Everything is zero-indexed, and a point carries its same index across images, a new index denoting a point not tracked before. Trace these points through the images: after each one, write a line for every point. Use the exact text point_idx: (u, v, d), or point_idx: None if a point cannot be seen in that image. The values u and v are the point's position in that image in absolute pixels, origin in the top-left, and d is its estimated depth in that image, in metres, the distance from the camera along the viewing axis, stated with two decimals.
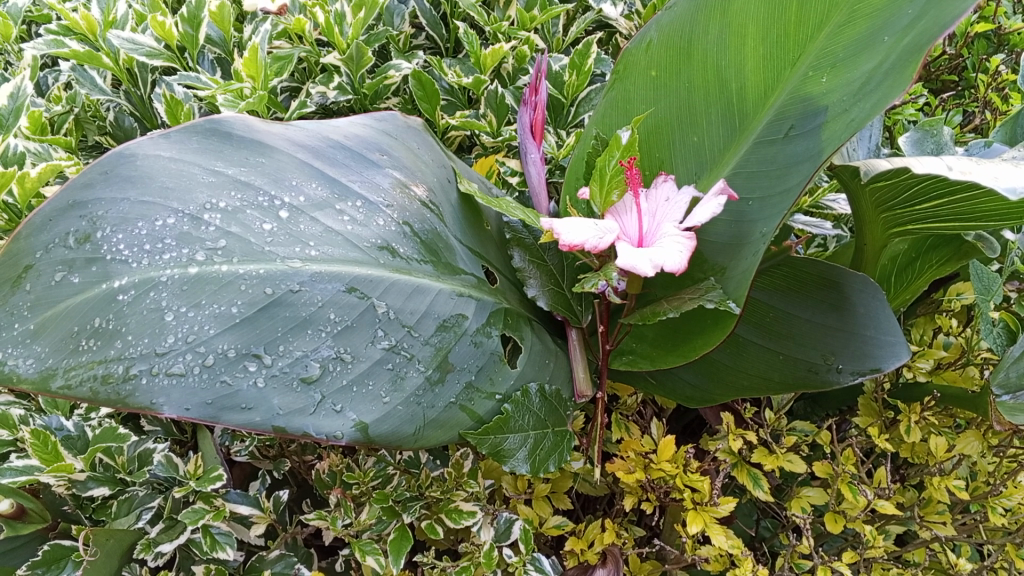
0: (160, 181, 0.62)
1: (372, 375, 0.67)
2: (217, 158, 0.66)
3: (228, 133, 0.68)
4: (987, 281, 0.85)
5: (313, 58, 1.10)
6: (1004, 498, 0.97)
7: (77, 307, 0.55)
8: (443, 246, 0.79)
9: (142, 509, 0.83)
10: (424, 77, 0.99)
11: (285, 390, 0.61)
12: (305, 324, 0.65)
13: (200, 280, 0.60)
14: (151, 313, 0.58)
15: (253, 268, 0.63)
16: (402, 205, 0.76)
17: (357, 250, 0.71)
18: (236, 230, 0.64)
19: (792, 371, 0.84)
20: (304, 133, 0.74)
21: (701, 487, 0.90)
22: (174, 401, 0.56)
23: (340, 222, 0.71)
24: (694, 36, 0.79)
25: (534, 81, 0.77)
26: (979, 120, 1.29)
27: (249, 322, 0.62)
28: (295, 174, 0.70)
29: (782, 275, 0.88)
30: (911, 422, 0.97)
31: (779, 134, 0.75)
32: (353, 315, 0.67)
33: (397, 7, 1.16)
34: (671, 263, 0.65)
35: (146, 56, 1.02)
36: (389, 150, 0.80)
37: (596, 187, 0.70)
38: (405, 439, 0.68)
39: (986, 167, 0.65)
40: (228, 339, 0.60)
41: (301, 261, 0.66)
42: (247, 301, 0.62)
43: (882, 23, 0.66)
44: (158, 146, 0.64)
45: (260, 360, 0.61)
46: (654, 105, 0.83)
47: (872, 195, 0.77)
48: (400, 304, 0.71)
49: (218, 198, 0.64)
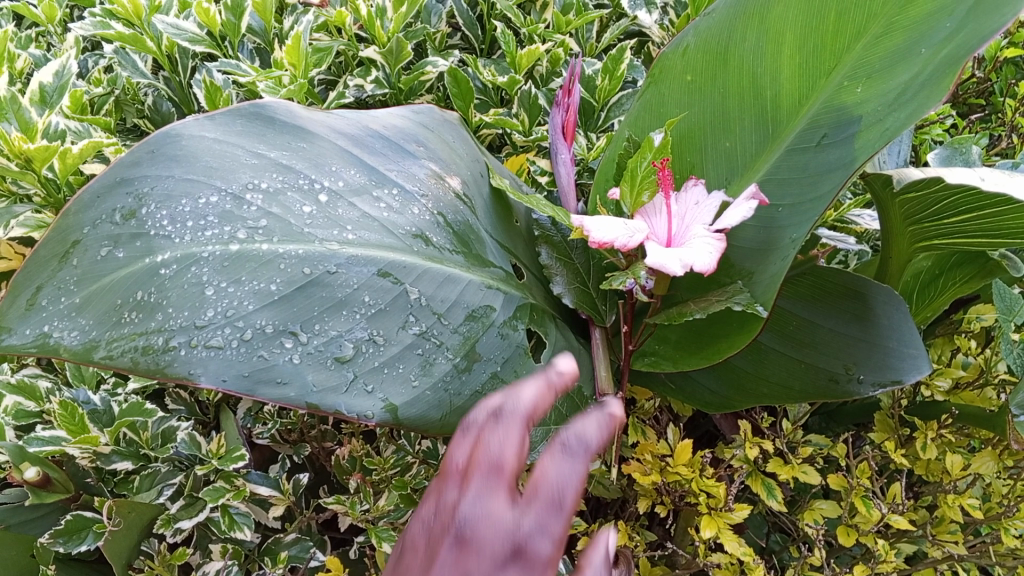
0: (205, 161, 0.64)
1: (402, 360, 0.67)
2: (260, 141, 0.68)
3: (272, 117, 0.70)
4: (1010, 301, 0.85)
5: (351, 51, 1.11)
6: (1017, 519, 0.97)
7: (121, 281, 0.56)
8: (474, 238, 0.81)
9: (164, 484, 0.84)
10: (459, 75, 1.00)
11: (319, 367, 0.62)
12: (340, 305, 0.66)
13: (241, 257, 0.61)
14: (192, 288, 0.59)
15: (293, 248, 0.64)
16: (437, 196, 0.78)
17: (392, 236, 0.72)
18: (276, 211, 0.65)
19: (812, 380, 0.85)
20: (345, 121, 0.76)
21: (716, 493, 0.91)
22: (212, 372, 0.56)
23: (376, 208, 0.73)
24: (731, 42, 0.80)
25: (566, 83, 0.79)
26: (1005, 144, 1.29)
27: (287, 299, 0.63)
28: (335, 160, 0.72)
29: (808, 284, 0.88)
30: (927, 439, 0.98)
31: (812, 143, 0.76)
32: (386, 299, 0.69)
33: (435, 5, 1.18)
34: (699, 263, 0.65)
35: (189, 42, 1.03)
36: (425, 142, 0.82)
37: (626, 187, 0.70)
38: (431, 425, 0.68)
39: (1018, 182, 0.65)
40: (266, 315, 0.61)
41: (338, 244, 0.67)
42: (286, 280, 0.63)
43: (920, 36, 0.67)
44: (203, 127, 0.66)
45: (296, 338, 0.62)
46: (687, 109, 0.84)
47: (901, 207, 0.78)
48: (432, 291, 0.72)
49: (260, 179, 0.65)
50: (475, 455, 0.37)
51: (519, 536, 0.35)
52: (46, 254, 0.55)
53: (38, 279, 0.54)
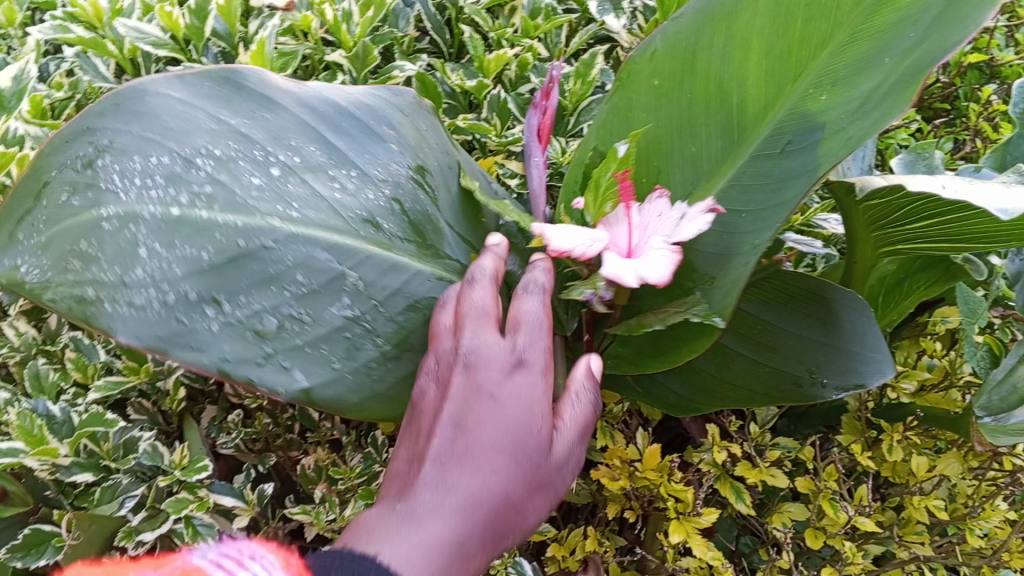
0: (164, 121, 0.68)
1: (327, 341, 0.68)
2: (224, 107, 0.72)
3: (241, 83, 0.74)
4: (973, 305, 0.86)
5: (317, 55, 1.10)
6: (981, 520, 0.99)
7: (72, 228, 0.62)
8: (431, 229, 0.79)
9: (125, 496, 0.81)
10: (428, 81, 0.99)
11: (237, 339, 0.64)
12: (270, 281, 0.67)
13: (179, 222, 0.65)
14: (129, 244, 0.63)
15: (232, 218, 0.67)
16: (396, 181, 0.78)
17: (340, 218, 0.73)
18: (222, 178, 0.68)
19: (776, 383, 0.86)
20: (315, 92, 0.78)
21: (684, 497, 0.90)
22: (131, 329, 0.60)
23: (329, 188, 0.74)
24: (698, 46, 0.81)
25: (546, 86, 0.79)
26: (969, 148, 1.31)
27: (218, 270, 0.65)
28: (295, 135, 0.74)
29: (772, 288, 0.88)
30: (893, 441, 0.99)
31: (776, 149, 0.75)
32: (322, 280, 0.69)
33: (403, 10, 1.17)
34: (654, 275, 0.66)
35: (153, 46, 1.02)
36: (397, 124, 0.81)
37: (591, 197, 0.72)
38: (349, 408, 0.68)
39: (978, 188, 0.66)
40: (193, 282, 0.64)
41: (280, 220, 0.69)
42: (219, 249, 0.65)
43: (884, 45, 0.68)
44: (172, 87, 0.70)
45: (218, 306, 0.64)
46: (655, 112, 0.84)
47: (865, 214, 0.78)
48: (372, 277, 0.72)
49: (214, 145, 0.69)
50: (469, 311, 0.65)
51: (519, 352, 0.63)
52: (25, 191, 0.64)
53: (19, 213, 0.64)
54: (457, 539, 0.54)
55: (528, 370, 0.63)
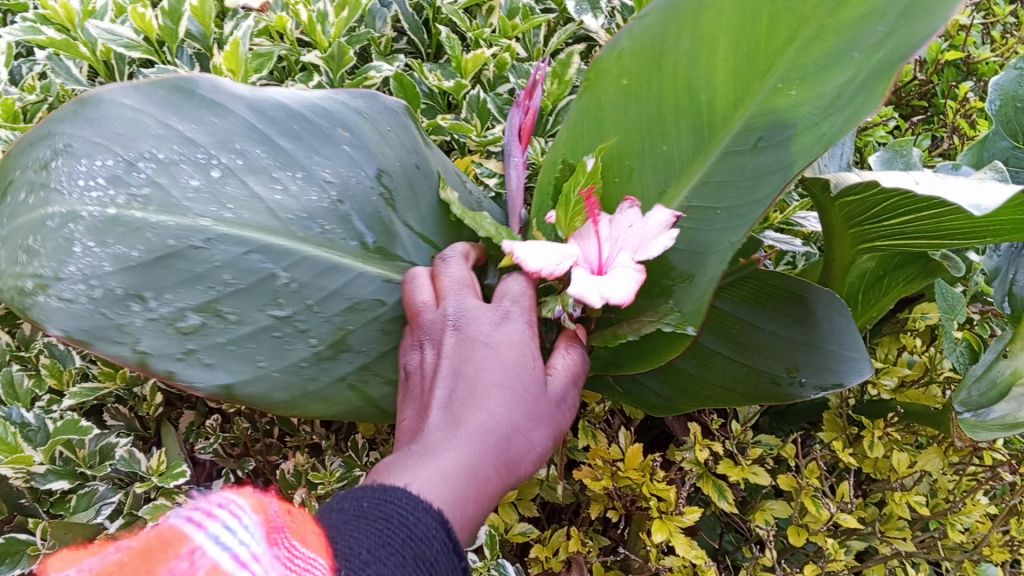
0: (113, 127, 0.73)
1: (253, 339, 0.73)
2: (173, 113, 0.76)
3: (192, 90, 0.77)
4: (951, 301, 0.87)
5: (293, 56, 1.09)
6: (962, 515, 0.99)
7: (25, 225, 0.70)
8: (382, 229, 0.82)
9: (103, 504, 0.81)
10: (405, 80, 0.99)
11: (160, 334, 0.70)
12: (197, 279, 0.73)
13: (114, 221, 0.71)
14: (65, 241, 0.69)
15: (164, 219, 0.72)
16: (346, 184, 0.81)
17: (275, 219, 0.77)
18: (161, 180, 0.73)
19: (755, 382, 0.85)
20: (270, 95, 0.80)
21: (667, 496, 0.90)
22: (57, 321, 0.67)
23: (271, 190, 0.78)
24: (665, 46, 0.80)
25: (529, 86, 0.79)
26: (947, 145, 1.31)
27: (145, 267, 0.71)
28: (242, 138, 0.77)
29: (751, 287, 0.88)
30: (874, 437, 0.99)
31: (747, 145, 0.75)
32: (250, 280, 0.74)
33: (379, 9, 1.17)
34: (617, 296, 0.67)
35: (125, 47, 1.01)
36: (354, 127, 0.82)
37: (561, 212, 0.74)
38: (277, 405, 0.74)
39: (950, 183, 0.66)
40: (119, 278, 0.70)
41: (211, 220, 0.74)
42: (148, 248, 0.71)
43: (851, 40, 0.69)
44: (126, 95, 0.75)
45: (143, 303, 0.70)
46: (626, 112, 0.83)
47: (841, 211, 0.79)
48: (307, 278, 0.76)
49: (158, 149, 0.74)
50: (450, 284, 0.73)
51: (503, 311, 0.70)
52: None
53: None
54: (472, 463, 0.57)
55: (513, 325, 0.69)
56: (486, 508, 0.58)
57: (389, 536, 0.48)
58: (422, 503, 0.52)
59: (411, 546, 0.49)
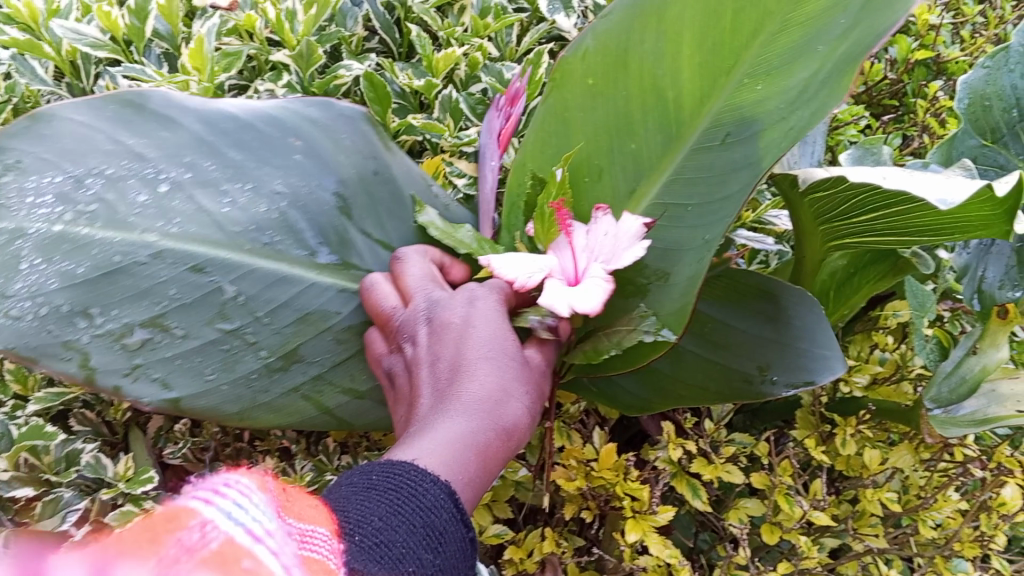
0: (63, 143, 0.74)
1: (200, 352, 0.75)
2: (125, 129, 0.76)
3: (144, 104, 0.78)
4: (922, 298, 0.87)
5: (262, 56, 1.08)
6: (933, 511, 1.01)
7: None
8: (337, 239, 0.83)
9: (68, 511, 0.79)
10: (376, 80, 0.98)
11: (106, 349, 0.71)
12: (142, 295, 0.74)
13: (61, 237, 0.71)
14: (10, 258, 0.69)
15: (111, 235, 0.73)
16: (297, 194, 0.81)
17: (222, 232, 0.78)
18: (110, 197, 0.74)
19: (727, 381, 0.86)
20: (221, 105, 0.81)
21: (640, 496, 0.90)
22: (3, 338, 0.68)
23: (218, 203, 0.78)
24: (630, 44, 0.80)
25: (511, 93, 0.83)
26: (917, 144, 1.32)
27: (90, 283, 0.72)
28: (191, 152, 0.78)
29: (723, 287, 0.89)
30: (846, 435, 1.00)
31: (716, 141, 0.76)
32: (194, 294, 0.76)
33: (350, 9, 1.16)
34: (585, 306, 0.67)
35: (90, 47, 1.01)
36: (308, 135, 0.83)
37: (537, 226, 0.75)
38: (227, 416, 0.75)
39: (917, 179, 0.67)
40: (66, 294, 0.71)
41: (157, 237, 0.75)
42: (94, 265, 0.72)
43: (815, 33, 0.70)
44: (77, 109, 0.75)
45: (89, 319, 0.71)
46: (591, 113, 0.84)
47: (811, 208, 0.79)
48: (255, 291, 0.77)
49: (107, 166, 0.75)
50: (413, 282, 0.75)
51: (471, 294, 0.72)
52: None
53: None
54: (474, 432, 0.60)
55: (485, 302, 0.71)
56: (498, 468, 0.61)
57: (400, 505, 0.51)
58: (430, 476, 0.54)
59: (421, 515, 0.52)
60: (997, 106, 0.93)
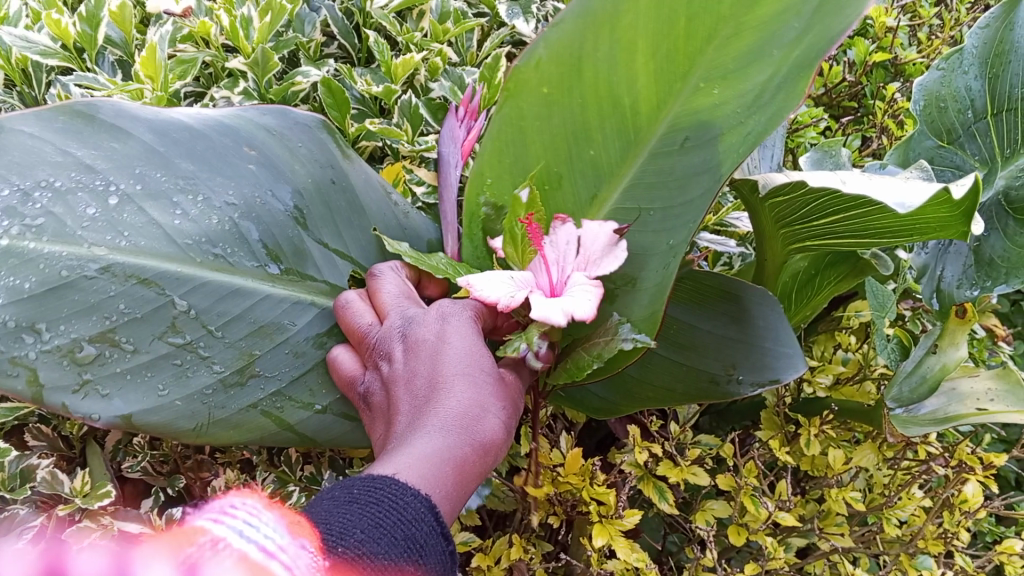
0: (9, 155, 0.70)
1: (151, 368, 0.73)
2: (73, 140, 0.74)
3: (93, 115, 0.75)
4: (882, 298, 0.89)
5: (218, 62, 1.07)
6: (897, 509, 1.01)
7: None
8: (293, 251, 0.83)
9: (22, 528, 0.76)
10: (333, 85, 0.98)
11: (54, 365, 0.68)
12: (91, 310, 0.70)
13: (7, 252, 0.67)
14: None
15: (59, 249, 0.70)
16: (250, 206, 0.81)
17: (174, 245, 0.76)
18: (57, 210, 0.70)
19: (693, 382, 0.86)
20: (172, 115, 0.80)
21: (606, 500, 0.90)
22: None
23: (170, 215, 0.77)
24: (583, 51, 0.78)
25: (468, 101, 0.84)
26: (877, 145, 1.34)
27: (37, 299, 0.68)
28: (142, 163, 0.76)
29: (687, 288, 0.88)
30: (810, 435, 1.00)
31: (675, 145, 0.77)
32: (146, 308, 0.73)
33: (308, 14, 1.15)
34: (583, 313, 0.66)
35: (41, 55, 0.99)
36: (262, 145, 0.84)
37: (510, 248, 0.72)
38: (183, 433, 0.73)
39: (876, 183, 0.67)
40: (10, 311, 0.67)
41: (106, 250, 0.72)
42: (41, 280, 0.68)
43: (769, 37, 0.72)
44: (26, 120, 0.72)
45: (37, 334, 0.68)
46: (548, 121, 0.82)
47: (771, 211, 0.79)
48: (207, 305, 0.76)
49: (55, 177, 0.71)
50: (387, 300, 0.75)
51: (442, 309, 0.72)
52: None
53: None
54: (453, 445, 0.59)
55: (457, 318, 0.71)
56: (475, 483, 0.61)
57: (381, 517, 0.51)
58: (411, 489, 0.54)
59: (402, 527, 0.51)
60: (952, 108, 0.93)
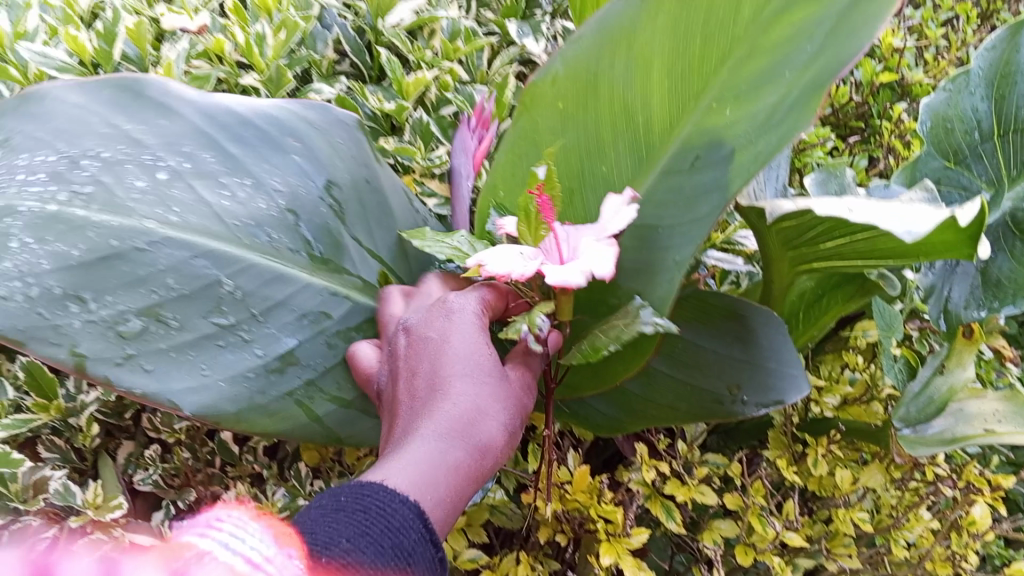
0: (57, 123, 0.76)
1: (196, 346, 0.75)
2: (121, 113, 0.80)
3: (142, 91, 0.81)
4: (888, 319, 0.89)
5: (231, 78, 1.08)
6: (905, 530, 1.01)
7: None
8: (330, 241, 0.86)
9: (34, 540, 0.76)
10: (347, 102, 1.02)
11: (98, 336, 0.70)
12: (139, 282, 0.74)
13: (55, 218, 0.72)
14: None
15: (106, 218, 0.74)
16: (294, 193, 0.85)
17: (220, 225, 0.80)
18: (106, 179, 0.75)
19: (698, 402, 0.86)
20: (220, 101, 0.84)
21: (613, 518, 0.90)
22: None
23: (217, 195, 0.81)
24: (599, 69, 0.82)
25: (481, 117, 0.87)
26: (884, 165, 1.35)
27: (85, 267, 0.72)
28: (191, 143, 0.81)
29: (692, 308, 0.88)
30: (817, 455, 1.00)
31: (686, 164, 0.76)
32: (193, 286, 0.76)
33: (320, 32, 1.16)
34: (600, 270, 0.64)
35: (57, 70, 1.02)
36: (305, 137, 0.88)
37: (523, 224, 0.70)
38: (226, 417, 0.74)
39: (884, 209, 0.67)
40: (57, 277, 0.70)
41: (155, 224, 0.76)
42: (89, 248, 0.72)
43: (784, 58, 0.69)
44: (72, 92, 0.78)
45: (82, 304, 0.71)
46: (563, 135, 0.85)
47: (777, 235, 0.80)
48: (252, 287, 0.79)
49: (103, 149, 0.76)
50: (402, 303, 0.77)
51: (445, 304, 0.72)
52: None
53: None
54: (446, 449, 0.60)
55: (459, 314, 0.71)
56: (475, 485, 0.61)
57: (368, 526, 0.51)
58: (399, 496, 0.54)
59: (389, 536, 0.51)
60: (958, 129, 0.94)
